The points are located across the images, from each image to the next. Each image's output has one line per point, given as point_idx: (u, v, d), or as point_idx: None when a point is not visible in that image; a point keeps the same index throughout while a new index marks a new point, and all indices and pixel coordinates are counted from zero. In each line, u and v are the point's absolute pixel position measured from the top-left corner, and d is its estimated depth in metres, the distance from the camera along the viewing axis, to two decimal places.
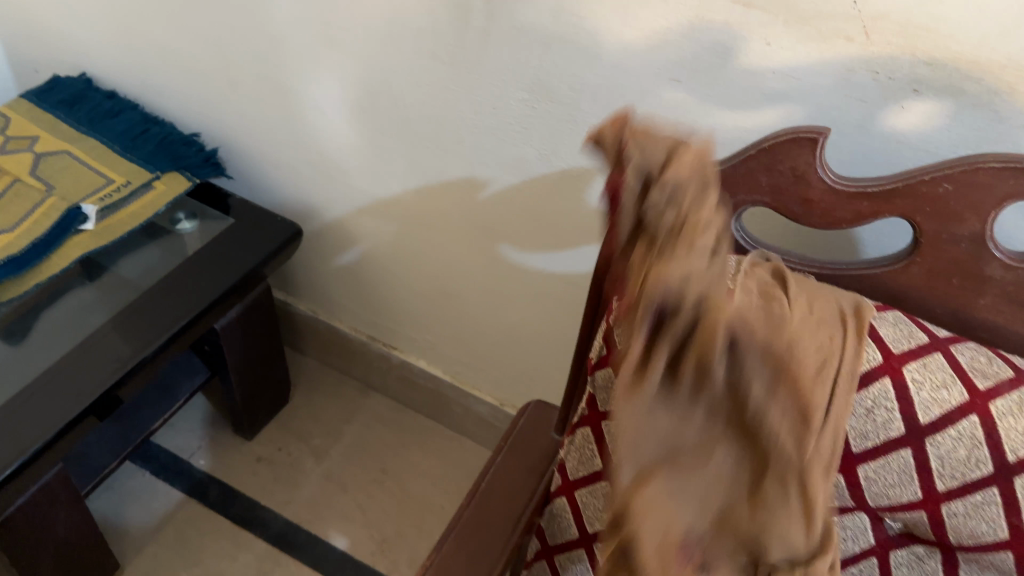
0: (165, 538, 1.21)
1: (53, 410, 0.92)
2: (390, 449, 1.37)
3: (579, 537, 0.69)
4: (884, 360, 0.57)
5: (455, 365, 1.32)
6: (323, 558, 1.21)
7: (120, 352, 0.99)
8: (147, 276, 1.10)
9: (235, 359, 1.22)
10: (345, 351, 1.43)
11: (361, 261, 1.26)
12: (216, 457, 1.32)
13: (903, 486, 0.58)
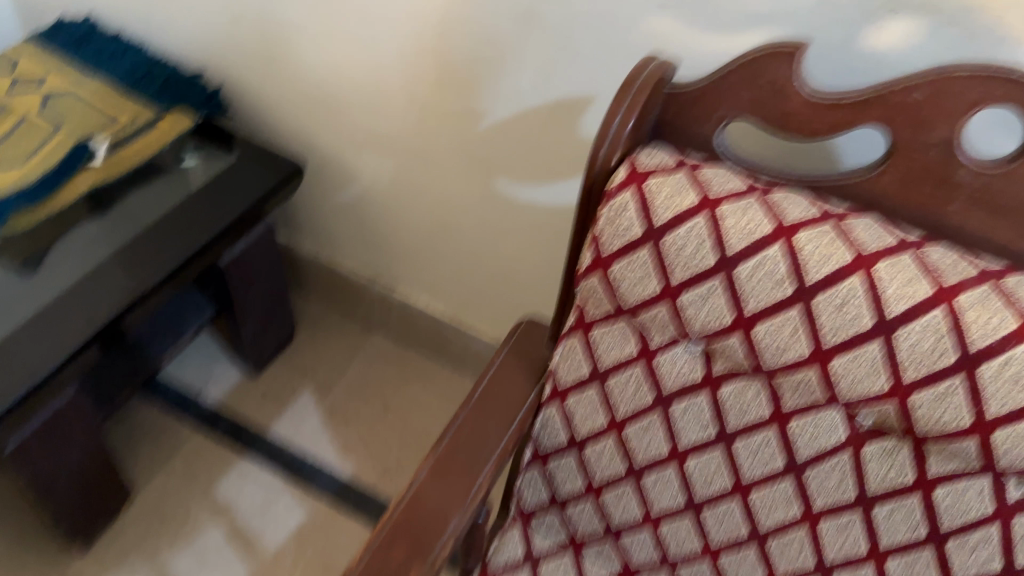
0: (175, 465, 1.26)
1: (57, 341, 0.96)
2: (391, 386, 1.40)
3: (569, 441, 0.81)
4: (855, 258, 0.59)
5: (454, 303, 1.34)
6: (329, 484, 1.26)
7: (123, 287, 1.03)
8: (153, 211, 1.13)
9: (240, 297, 1.26)
10: (344, 294, 1.45)
11: (363, 200, 1.28)
12: (224, 392, 1.36)
13: (872, 378, 0.60)
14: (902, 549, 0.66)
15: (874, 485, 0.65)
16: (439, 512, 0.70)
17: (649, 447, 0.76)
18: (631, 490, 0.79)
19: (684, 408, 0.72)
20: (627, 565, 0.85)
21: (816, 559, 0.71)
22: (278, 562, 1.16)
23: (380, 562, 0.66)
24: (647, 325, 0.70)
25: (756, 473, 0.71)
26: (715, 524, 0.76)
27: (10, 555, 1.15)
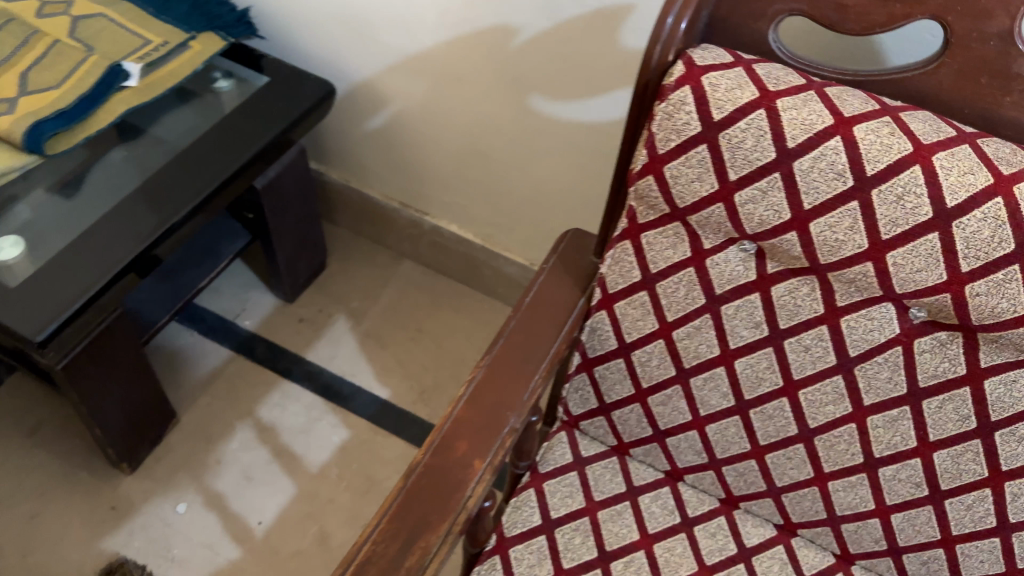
0: (218, 388, 1.28)
1: (99, 264, 0.96)
2: (424, 311, 1.42)
3: (617, 347, 0.80)
4: (914, 149, 0.58)
5: (485, 228, 1.33)
6: (369, 405, 1.29)
7: (160, 210, 1.03)
8: (185, 135, 1.15)
9: (275, 223, 1.27)
10: (375, 219, 1.45)
11: (394, 122, 1.27)
12: (259, 318, 1.38)
13: (929, 269, 0.61)
14: (950, 441, 0.68)
15: (924, 377, 0.67)
16: (496, 413, 0.71)
17: (699, 348, 0.76)
18: (680, 393, 0.79)
19: (736, 307, 0.72)
20: (672, 468, 0.86)
21: (864, 454, 0.73)
22: (323, 478, 1.20)
23: (442, 457, 0.67)
24: (701, 225, 0.69)
25: (807, 371, 0.72)
26: (762, 423, 0.77)
27: (64, 476, 1.18)
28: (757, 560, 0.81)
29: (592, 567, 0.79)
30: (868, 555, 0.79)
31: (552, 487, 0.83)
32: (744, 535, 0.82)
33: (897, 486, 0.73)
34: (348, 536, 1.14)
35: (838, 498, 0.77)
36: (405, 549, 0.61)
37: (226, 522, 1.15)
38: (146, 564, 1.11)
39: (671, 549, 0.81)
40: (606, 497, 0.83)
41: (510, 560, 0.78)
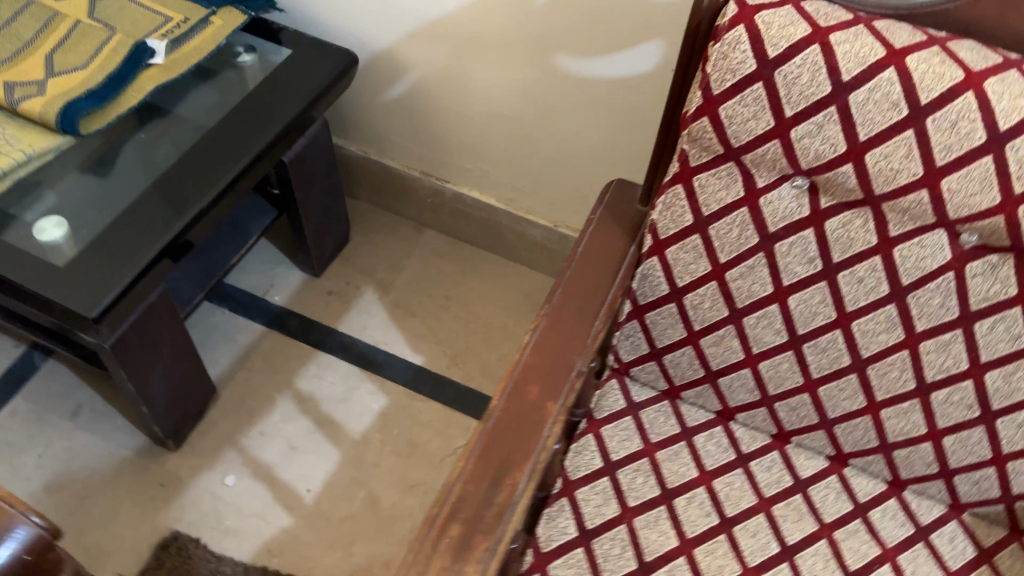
0: (254, 363, 1.30)
1: (139, 243, 0.97)
2: (449, 278, 1.43)
3: (668, 293, 0.82)
4: (965, 77, 0.60)
5: (508, 193, 1.34)
6: (404, 372, 1.31)
7: (194, 188, 1.03)
8: (209, 113, 1.15)
9: (302, 197, 1.28)
10: (395, 190, 1.46)
11: (413, 90, 1.27)
12: (289, 293, 1.39)
13: (983, 192, 0.63)
14: (1002, 361, 0.71)
15: (976, 300, 0.69)
16: (562, 359, 0.74)
17: (753, 288, 0.78)
18: (733, 333, 0.81)
19: (790, 244, 0.74)
20: (724, 407, 0.88)
21: (917, 380, 0.76)
22: (366, 444, 1.22)
23: (516, 403, 0.70)
24: (755, 163, 0.71)
25: (860, 301, 0.74)
26: (815, 357, 0.79)
27: (109, 456, 1.20)
28: (812, 491, 0.83)
29: (656, 505, 0.81)
30: (919, 479, 0.82)
31: (610, 432, 0.86)
32: (798, 468, 0.85)
33: (949, 409, 0.76)
34: (396, 498, 1.17)
35: (890, 424, 0.80)
36: (493, 489, 0.63)
37: (276, 492, 1.17)
38: (200, 536, 1.13)
39: (731, 484, 0.83)
40: (662, 438, 0.86)
41: (578, 502, 0.80)
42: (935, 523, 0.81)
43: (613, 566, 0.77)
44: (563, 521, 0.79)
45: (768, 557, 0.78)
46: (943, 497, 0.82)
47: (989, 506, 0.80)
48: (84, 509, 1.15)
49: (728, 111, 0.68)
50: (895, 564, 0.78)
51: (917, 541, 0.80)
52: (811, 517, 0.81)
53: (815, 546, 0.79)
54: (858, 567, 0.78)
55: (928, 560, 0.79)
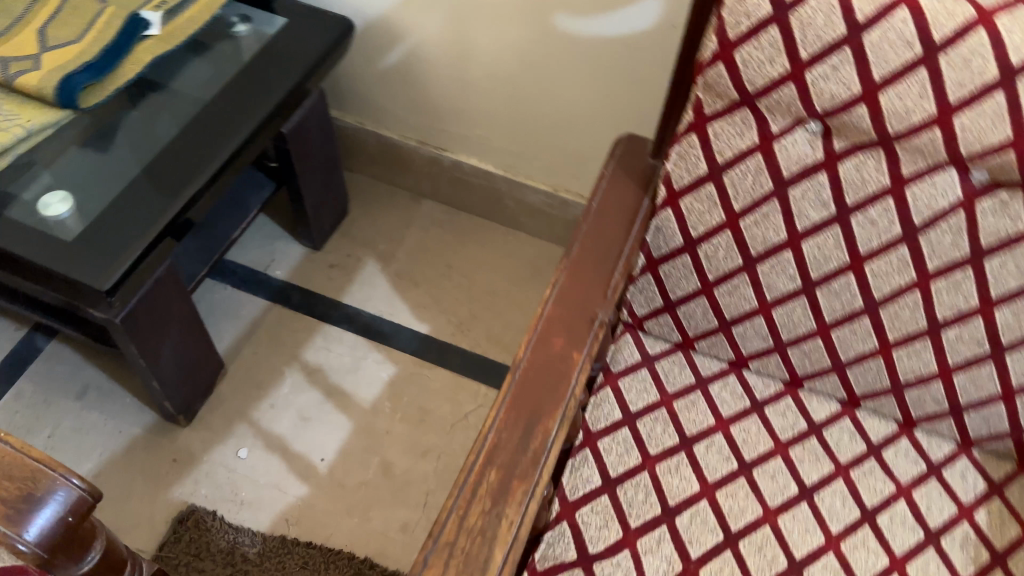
0: (260, 337, 1.30)
1: (145, 217, 0.97)
2: (450, 247, 1.43)
3: (683, 244, 0.83)
4: (978, 13, 0.60)
5: (506, 158, 1.34)
6: (410, 342, 1.31)
7: (196, 162, 1.04)
8: (205, 87, 1.14)
9: (302, 169, 1.28)
10: (392, 160, 1.45)
11: (409, 57, 1.26)
12: (290, 267, 1.39)
13: (995, 127, 0.64)
14: (1012, 297, 0.72)
15: (986, 239, 0.71)
16: (584, 310, 0.75)
17: (766, 235, 0.79)
18: (747, 282, 0.83)
19: (804, 189, 0.75)
20: (737, 356, 0.89)
21: (928, 320, 0.77)
22: (377, 412, 1.23)
23: (543, 353, 0.71)
24: (770, 109, 0.72)
25: (873, 244, 0.75)
26: (829, 301, 0.80)
27: (119, 434, 1.20)
28: (827, 433, 0.85)
29: (676, 452, 0.82)
30: (930, 419, 0.84)
31: (627, 384, 0.87)
32: (812, 412, 0.87)
33: (959, 347, 0.78)
34: (409, 464, 1.18)
35: (902, 365, 0.81)
36: (527, 435, 0.64)
37: (290, 463, 1.18)
38: (216, 508, 1.13)
39: (747, 430, 0.85)
40: (678, 388, 0.87)
41: (600, 452, 0.81)
42: (947, 460, 0.83)
43: (638, 511, 0.78)
44: (587, 470, 0.80)
45: (788, 498, 0.80)
46: (953, 435, 0.84)
47: (998, 442, 0.82)
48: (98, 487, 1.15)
49: (745, 56, 0.69)
50: (910, 500, 0.80)
51: (930, 478, 0.82)
52: (828, 459, 0.83)
53: (833, 486, 0.81)
54: (875, 505, 0.80)
55: (942, 495, 0.81)
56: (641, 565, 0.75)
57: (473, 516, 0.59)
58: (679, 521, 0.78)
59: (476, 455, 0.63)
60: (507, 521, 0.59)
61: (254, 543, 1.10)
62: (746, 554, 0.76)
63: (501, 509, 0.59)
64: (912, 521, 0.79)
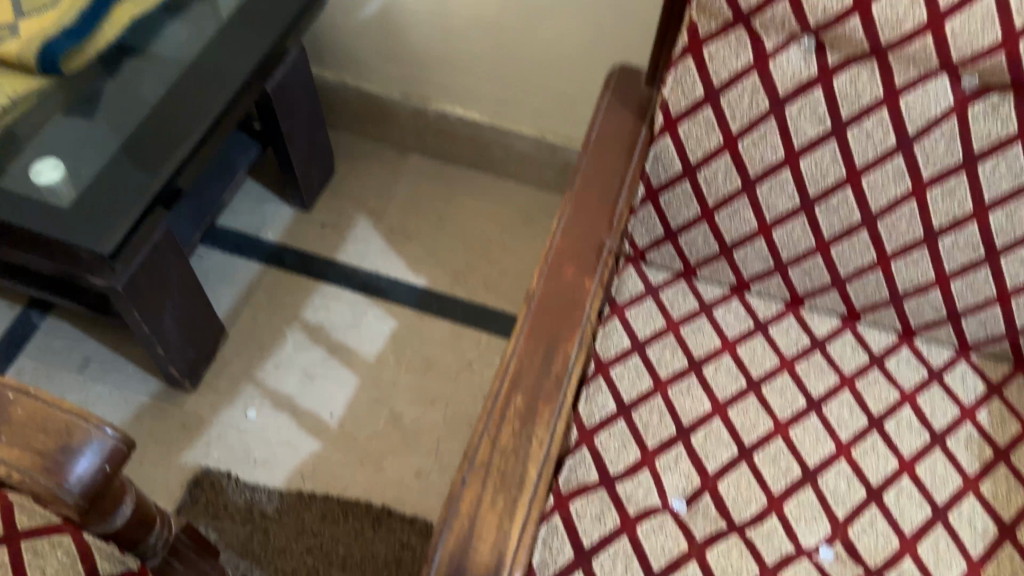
0: (258, 300, 1.30)
1: (141, 179, 0.97)
2: (440, 199, 1.43)
3: (682, 171, 0.84)
4: None
5: (492, 106, 1.34)
6: (408, 295, 1.32)
7: (185, 122, 1.03)
8: (184, 49, 1.14)
9: (287, 128, 1.27)
10: (375, 115, 1.44)
11: (389, 8, 1.25)
12: (282, 229, 1.38)
13: (985, 29, 0.66)
14: (1005, 200, 0.75)
15: (979, 143, 0.73)
16: (592, 239, 0.76)
17: (764, 155, 0.80)
18: (747, 204, 0.84)
19: (799, 106, 0.76)
20: (738, 280, 0.91)
21: (925, 228, 0.80)
22: (381, 366, 1.24)
23: (556, 283, 0.72)
24: (765, 26, 0.74)
25: (869, 156, 0.77)
26: (827, 217, 0.82)
27: (126, 404, 1.20)
28: (830, 347, 0.87)
29: (686, 375, 0.84)
30: (928, 327, 0.87)
31: (633, 314, 0.88)
32: (814, 328, 0.89)
33: (956, 253, 0.80)
34: (418, 414, 1.20)
35: (901, 275, 0.84)
36: (547, 359, 0.66)
37: (300, 420, 1.19)
38: (230, 469, 1.14)
39: (753, 350, 0.86)
40: (683, 315, 0.89)
41: (613, 380, 0.83)
42: (947, 366, 0.86)
43: (653, 433, 0.80)
44: (601, 397, 0.82)
45: (796, 411, 0.82)
46: (952, 341, 0.87)
47: (994, 344, 0.86)
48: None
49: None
50: (915, 405, 0.82)
51: (932, 383, 0.84)
52: (833, 371, 0.85)
53: (840, 396, 0.83)
54: (881, 412, 0.82)
55: (945, 398, 0.83)
56: (661, 482, 0.76)
57: (504, 437, 0.60)
58: (694, 439, 0.79)
59: (500, 381, 0.64)
60: (538, 440, 0.60)
61: (271, 500, 1.12)
62: (760, 465, 0.78)
63: (530, 430, 0.60)
64: (918, 424, 0.81)
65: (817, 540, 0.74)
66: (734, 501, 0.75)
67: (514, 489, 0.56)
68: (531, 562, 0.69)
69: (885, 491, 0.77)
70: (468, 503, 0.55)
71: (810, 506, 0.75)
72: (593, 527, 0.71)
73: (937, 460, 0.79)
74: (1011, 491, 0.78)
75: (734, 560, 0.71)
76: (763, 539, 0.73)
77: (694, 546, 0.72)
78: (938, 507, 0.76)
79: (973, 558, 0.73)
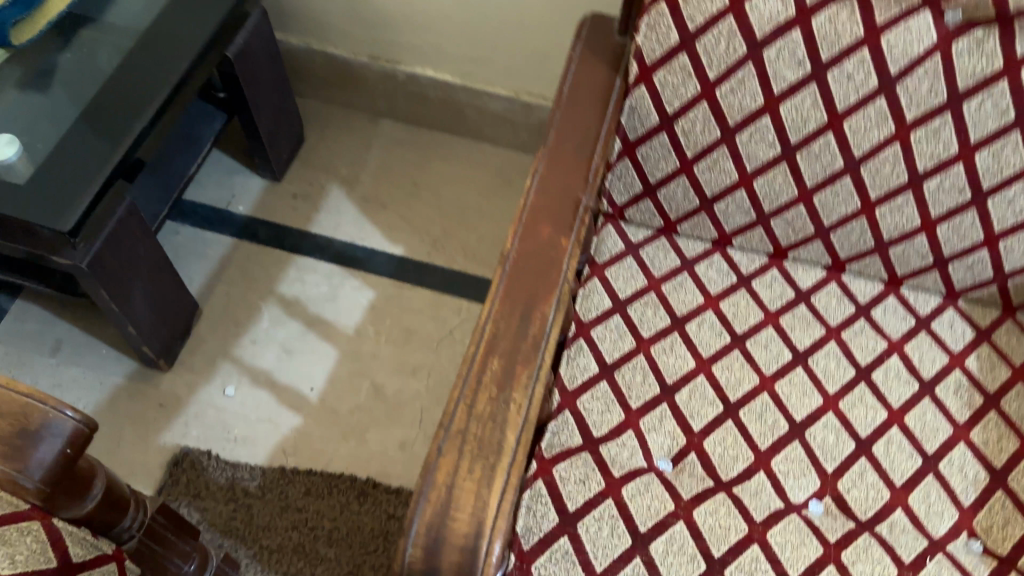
0: (231, 275, 1.26)
1: (102, 151, 0.94)
2: (415, 165, 1.40)
3: (659, 122, 0.81)
4: None
5: (463, 65, 1.30)
6: (385, 264, 1.29)
7: (143, 92, 1.00)
8: (141, 17, 1.09)
9: (253, 95, 1.23)
10: (344, 81, 1.40)
11: None
12: (253, 201, 1.35)
13: None
14: (991, 139, 0.73)
15: (963, 80, 0.70)
16: (568, 195, 0.73)
17: (743, 102, 0.77)
18: (727, 154, 0.81)
19: (778, 49, 0.73)
20: (720, 235, 0.89)
21: (909, 172, 0.77)
22: (361, 337, 1.22)
23: (531, 242, 0.69)
24: None
25: (851, 99, 0.74)
26: (810, 165, 0.80)
27: (100, 386, 1.17)
28: (815, 299, 0.85)
29: (669, 333, 0.82)
30: (915, 274, 0.85)
31: (614, 273, 0.86)
32: (798, 280, 0.87)
33: (940, 196, 0.78)
34: (400, 384, 1.18)
35: (885, 222, 0.81)
36: (524, 321, 0.63)
37: (279, 395, 1.16)
38: (211, 447, 1.12)
39: (736, 304, 0.84)
40: (664, 272, 0.87)
41: (594, 341, 0.81)
42: (934, 313, 0.84)
43: (637, 393, 0.78)
44: (583, 359, 0.80)
45: (782, 365, 0.80)
46: (939, 288, 0.86)
47: (981, 289, 0.84)
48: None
49: None
50: (903, 353, 0.81)
51: (920, 331, 0.83)
52: (818, 323, 0.83)
53: (826, 348, 0.81)
54: (869, 362, 0.80)
55: (933, 346, 0.82)
56: (646, 442, 0.75)
57: (481, 403, 0.57)
58: (679, 397, 0.78)
59: (476, 345, 0.61)
60: (515, 404, 0.58)
61: (252, 477, 1.09)
62: (747, 421, 0.76)
63: (508, 395, 0.58)
64: (906, 373, 0.80)
65: (806, 495, 0.72)
66: (721, 458, 0.74)
67: (492, 455, 0.54)
68: (516, 529, 0.67)
69: (874, 443, 0.75)
70: (445, 472, 0.53)
71: (798, 460, 0.74)
72: (577, 491, 0.69)
73: (927, 409, 0.77)
74: (1001, 437, 0.77)
75: (722, 518, 0.69)
76: (751, 496, 0.71)
77: (680, 506, 0.70)
78: (928, 456, 0.75)
79: (964, 506, 0.72)
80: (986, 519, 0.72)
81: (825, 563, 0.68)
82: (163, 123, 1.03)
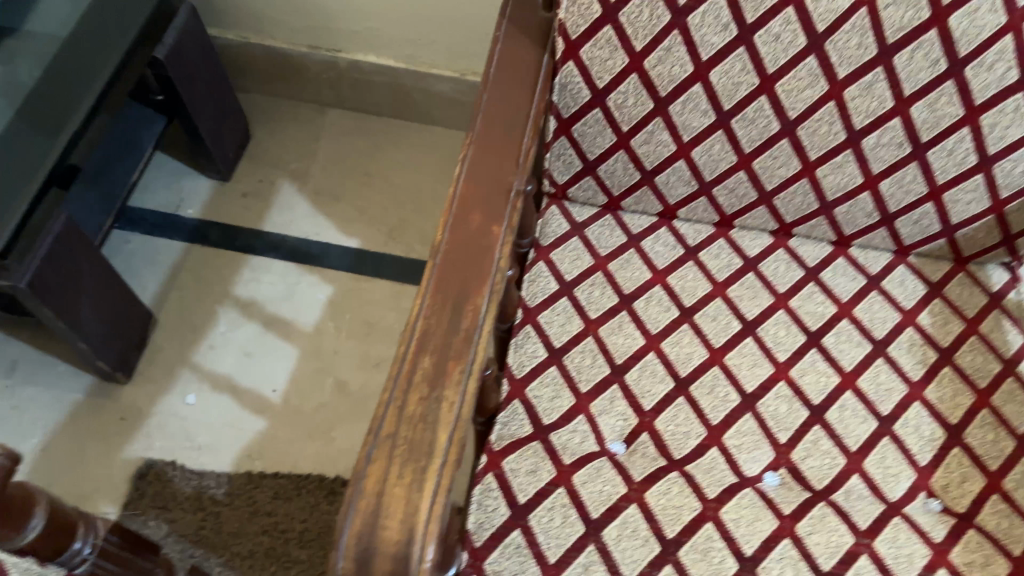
0: (185, 281, 1.24)
1: (27, 168, 0.93)
2: (365, 153, 1.37)
3: (591, 99, 0.79)
4: None
5: (406, 48, 1.26)
6: (342, 258, 1.27)
7: (68, 106, 0.99)
8: (65, 27, 1.05)
9: (189, 95, 1.19)
10: (286, 73, 1.37)
11: None
12: (202, 203, 1.32)
13: None
14: (926, 90, 0.72)
15: (892, 33, 0.69)
16: (499, 181, 0.70)
17: (672, 72, 0.76)
18: (662, 126, 0.80)
19: (702, 14, 0.71)
20: (665, 208, 0.87)
21: (846, 131, 0.76)
22: (321, 334, 1.20)
23: (461, 232, 0.67)
24: None
25: (781, 62, 0.73)
26: (746, 130, 0.78)
27: (59, 404, 1.15)
28: (763, 266, 0.84)
29: (617, 312, 0.81)
30: (862, 234, 0.84)
31: (559, 255, 0.85)
32: (745, 248, 0.85)
33: (880, 152, 0.77)
34: (363, 379, 1.16)
35: (827, 182, 0.80)
36: (456, 315, 0.61)
37: (241, 400, 1.15)
38: (175, 457, 1.11)
39: (685, 277, 0.83)
40: (611, 250, 0.85)
41: (542, 326, 0.80)
42: (884, 271, 0.84)
43: (587, 375, 0.77)
44: (531, 345, 0.78)
45: (732, 335, 0.79)
46: (887, 245, 0.85)
47: (931, 243, 0.84)
48: (43, 468, 1.10)
49: None
50: (853, 316, 0.80)
51: (870, 290, 0.82)
52: (766, 291, 0.82)
53: (775, 316, 0.80)
54: (819, 327, 0.79)
55: (884, 305, 0.81)
56: (598, 427, 0.74)
57: (412, 404, 0.55)
58: (629, 377, 0.77)
59: (406, 344, 0.59)
60: (448, 402, 0.55)
61: (219, 485, 1.08)
62: (698, 396, 0.75)
63: (440, 393, 0.56)
64: (858, 335, 0.79)
65: (760, 467, 0.71)
66: (674, 437, 0.73)
67: (423, 458, 0.52)
68: (468, 526, 0.66)
69: (828, 409, 0.74)
70: (374, 479, 0.51)
71: (751, 433, 0.73)
72: (528, 482, 0.68)
73: (880, 370, 0.77)
74: (956, 392, 0.76)
75: (675, 497, 0.68)
76: (703, 473, 0.70)
77: (633, 488, 0.69)
78: (883, 418, 0.74)
79: (921, 466, 0.72)
80: (944, 477, 0.71)
81: (781, 537, 0.67)
82: (91, 131, 1.02)
